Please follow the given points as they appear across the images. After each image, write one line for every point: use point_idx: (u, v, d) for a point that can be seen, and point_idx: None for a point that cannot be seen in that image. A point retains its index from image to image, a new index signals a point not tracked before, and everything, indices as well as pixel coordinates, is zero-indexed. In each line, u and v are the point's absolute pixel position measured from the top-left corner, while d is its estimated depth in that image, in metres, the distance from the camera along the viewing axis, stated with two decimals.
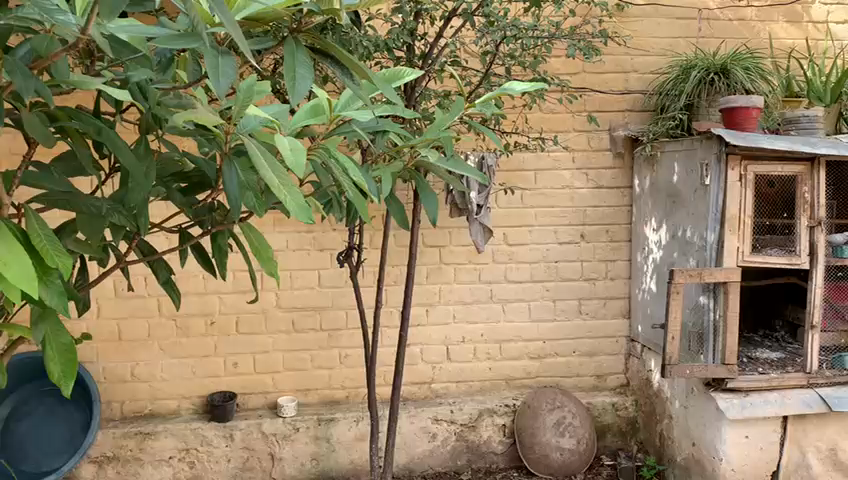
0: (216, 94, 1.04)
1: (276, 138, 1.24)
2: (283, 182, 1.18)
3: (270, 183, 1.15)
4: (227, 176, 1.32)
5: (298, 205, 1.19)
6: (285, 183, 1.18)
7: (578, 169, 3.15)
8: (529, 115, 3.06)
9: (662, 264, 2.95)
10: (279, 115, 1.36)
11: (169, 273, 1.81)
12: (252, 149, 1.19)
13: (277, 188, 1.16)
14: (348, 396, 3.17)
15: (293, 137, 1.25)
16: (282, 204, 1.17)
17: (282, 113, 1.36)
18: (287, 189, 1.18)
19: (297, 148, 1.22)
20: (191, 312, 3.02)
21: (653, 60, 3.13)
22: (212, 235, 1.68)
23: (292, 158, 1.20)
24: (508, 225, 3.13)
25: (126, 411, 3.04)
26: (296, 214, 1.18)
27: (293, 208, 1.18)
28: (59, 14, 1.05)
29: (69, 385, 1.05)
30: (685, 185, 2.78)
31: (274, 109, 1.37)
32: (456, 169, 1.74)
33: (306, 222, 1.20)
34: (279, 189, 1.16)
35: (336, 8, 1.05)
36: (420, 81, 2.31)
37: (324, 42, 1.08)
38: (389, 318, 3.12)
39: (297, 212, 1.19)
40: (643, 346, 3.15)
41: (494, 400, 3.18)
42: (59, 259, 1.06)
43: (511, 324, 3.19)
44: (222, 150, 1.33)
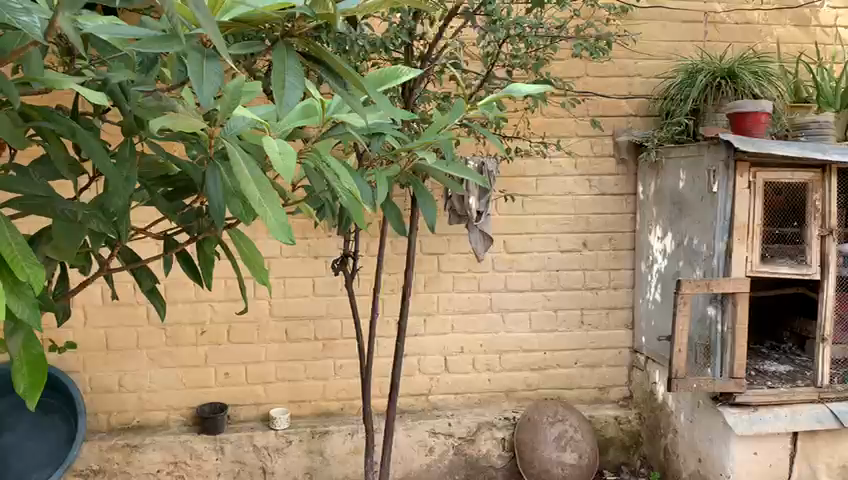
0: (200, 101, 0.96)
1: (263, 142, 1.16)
2: (264, 194, 1.09)
3: (250, 196, 1.08)
4: (210, 182, 1.25)
5: (279, 221, 1.09)
6: (266, 196, 1.09)
7: (581, 176, 3.07)
8: (531, 119, 2.98)
9: (668, 274, 2.87)
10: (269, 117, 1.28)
11: (154, 282, 1.72)
12: (236, 157, 1.12)
13: (257, 201, 1.08)
14: (343, 407, 3.07)
15: (283, 141, 1.17)
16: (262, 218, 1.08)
17: (273, 115, 1.28)
18: (269, 203, 1.09)
19: (285, 154, 1.14)
20: (181, 320, 2.93)
21: (658, 63, 3.05)
22: (199, 243, 1.59)
23: (278, 164, 1.12)
24: (509, 232, 3.04)
25: (114, 423, 2.93)
26: (276, 230, 1.08)
27: (273, 223, 1.08)
28: (21, 14, 0.89)
29: (34, 400, 0.93)
30: (691, 192, 2.70)
31: (265, 110, 1.29)
32: (454, 173, 1.65)
33: (285, 240, 1.09)
34: (259, 201, 1.08)
35: (332, 13, 0.94)
36: (418, 82, 2.22)
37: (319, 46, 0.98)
38: (386, 328, 3.02)
39: (276, 227, 1.09)
40: (647, 358, 3.07)
41: (493, 412, 3.10)
42: (29, 268, 0.94)
43: (512, 334, 3.10)
44: (207, 153, 1.25)
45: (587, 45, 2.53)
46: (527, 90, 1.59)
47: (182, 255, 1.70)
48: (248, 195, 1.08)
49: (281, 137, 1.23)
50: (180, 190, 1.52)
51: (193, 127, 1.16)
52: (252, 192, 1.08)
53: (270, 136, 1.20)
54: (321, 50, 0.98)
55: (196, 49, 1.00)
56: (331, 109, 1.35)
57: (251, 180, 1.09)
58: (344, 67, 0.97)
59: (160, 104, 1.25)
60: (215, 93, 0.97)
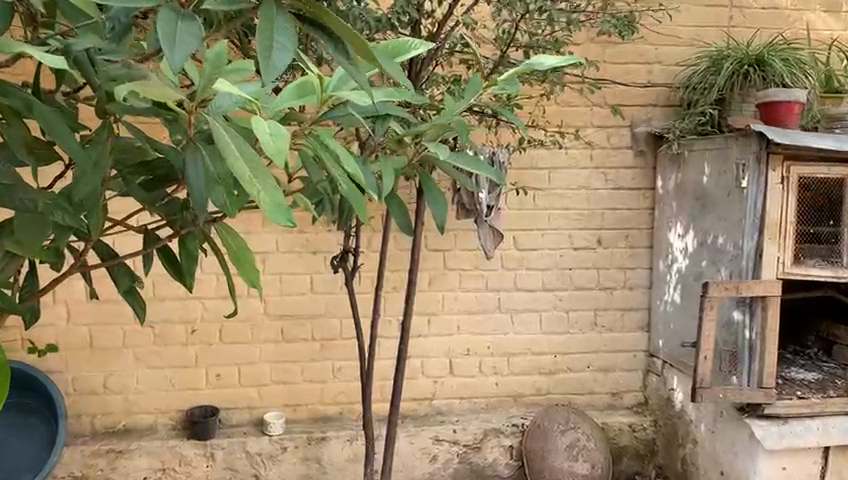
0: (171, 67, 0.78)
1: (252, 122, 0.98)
2: (257, 173, 0.92)
3: (242, 174, 0.91)
4: (191, 168, 1.07)
5: (276, 203, 0.92)
6: (260, 175, 0.92)
7: (596, 169, 2.89)
8: (546, 107, 2.80)
9: (689, 275, 2.70)
10: (259, 95, 1.11)
11: (132, 281, 1.54)
12: (221, 134, 0.95)
13: (247, 180, 0.91)
14: (341, 412, 2.90)
15: (275, 121, 1.00)
16: (255, 200, 0.92)
17: (263, 92, 1.10)
18: (264, 183, 0.92)
19: (279, 134, 0.97)
20: (170, 318, 2.76)
21: (680, 50, 2.87)
22: (183, 238, 1.41)
23: (272, 144, 0.95)
24: (519, 227, 2.86)
25: (98, 426, 2.76)
26: (271, 213, 0.92)
27: (268, 205, 0.91)
28: None
29: None
30: (715, 187, 2.53)
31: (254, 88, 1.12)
32: (469, 166, 1.48)
33: (284, 223, 0.93)
34: (251, 182, 0.91)
35: None
36: (427, 65, 2.04)
37: (321, 10, 0.80)
38: (388, 328, 2.85)
39: (272, 209, 0.92)
40: (664, 362, 2.89)
41: (500, 418, 2.93)
42: None
43: (520, 336, 2.93)
44: (187, 134, 1.07)
45: (615, 21, 2.43)
46: (550, 65, 1.41)
47: (163, 250, 1.52)
48: (239, 175, 0.91)
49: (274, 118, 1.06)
50: (159, 180, 1.32)
51: (166, 99, 0.97)
52: (244, 170, 0.91)
53: (261, 115, 1.03)
54: (323, 15, 0.80)
55: (169, 7, 0.82)
56: (330, 86, 1.17)
57: (242, 157, 0.92)
58: (346, 27, 0.80)
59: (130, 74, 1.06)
60: (189, 56, 0.79)
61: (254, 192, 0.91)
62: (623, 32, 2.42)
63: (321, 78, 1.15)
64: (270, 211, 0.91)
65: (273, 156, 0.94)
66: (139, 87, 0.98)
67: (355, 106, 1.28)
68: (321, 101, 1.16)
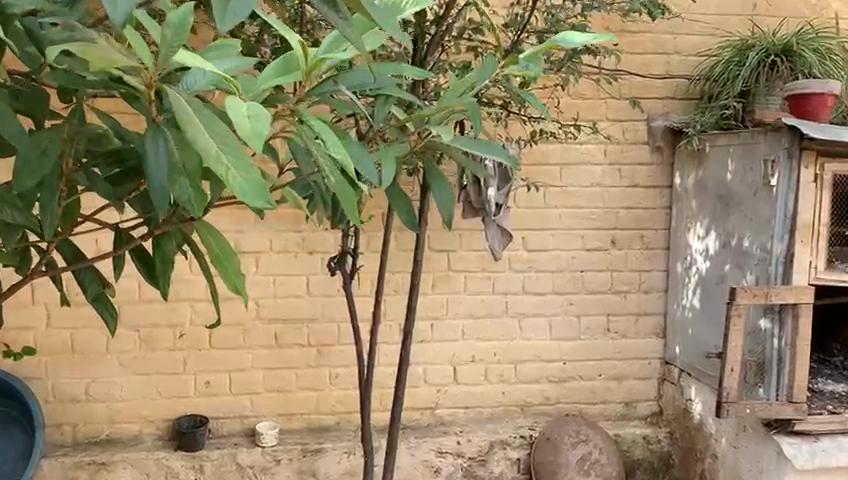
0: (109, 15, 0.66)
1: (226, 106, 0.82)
2: (225, 148, 0.79)
3: (204, 152, 0.78)
4: (152, 150, 0.88)
5: (250, 180, 0.79)
6: (230, 151, 0.79)
7: (611, 165, 2.72)
8: (559, 98, 2.62)
9: (709, 278, 2.53)
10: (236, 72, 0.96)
11: (102, 288, 1.38)
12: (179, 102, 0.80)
13: (213, 155, 0.78)
14: (338, 422, 2.73)
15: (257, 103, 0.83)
16: (224, 178, 0.78)
17: (241, 68, 0.96)
18: (235, 160, 0.79)
19: (258, 117, 0.81)
20: (157, 322, 2.59)
21: (700, 39, 2.70)
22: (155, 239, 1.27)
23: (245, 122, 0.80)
24: (528, 227, 2.69)
25: (80, 436, 2.60)
26: (243, 193, 0.78)
27: (240, 184, 0.78)
28: None
29: None
30: (741, 186, 2.36)
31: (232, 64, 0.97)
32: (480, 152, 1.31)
33: (261, 205, 0.80)
34: (216, 160, 0.78)
35: None
36: (433, 49, 1.87)
37: None
38: (388, 333, 2.68)
39: (245, 190, 0.79)
40: (681, 371, 2.73)
41: (507, 429, 2.76)
42: None
43: (529, 342, 2.76)
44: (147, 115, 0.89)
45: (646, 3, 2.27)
46: (580, 42, 1.24)
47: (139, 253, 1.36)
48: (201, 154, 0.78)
49: (254, 99, 0.93)
50: (128, 173, 1.11)
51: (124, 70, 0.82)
52: (209, 146, 0.78)
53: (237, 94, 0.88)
54: None
55: None
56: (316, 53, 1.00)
57: (205, 130, 0.79)
58: None
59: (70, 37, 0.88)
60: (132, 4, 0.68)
61: (222, 171, 0.78)
62: (654, 12, 2.27)
63: (305, 46, 0.99)
64: (242, 193, 0.78)
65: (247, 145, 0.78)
66: (82, 51, 0.82)
67: (347, 80, 1.13)
68: (309, 73, 1.00)
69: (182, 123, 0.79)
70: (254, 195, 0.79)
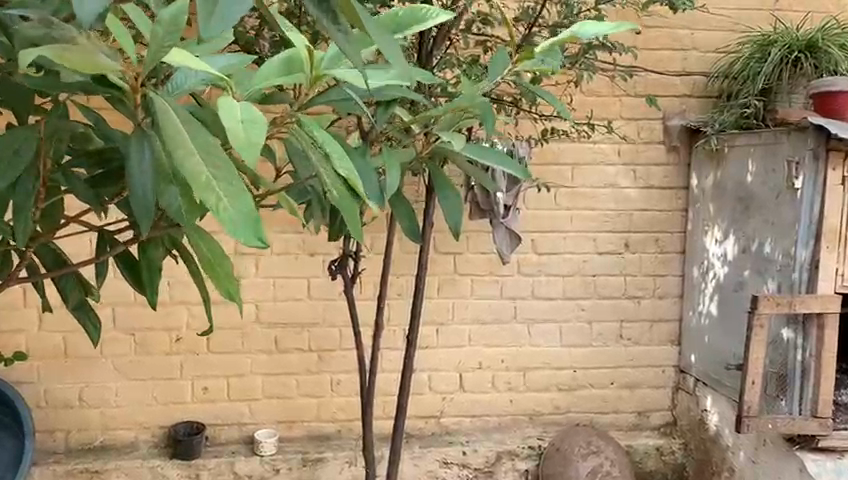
0: (78, 14, 0.59)
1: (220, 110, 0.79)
2: (217, 173, 0.69)
3: (191, 177, 0.68)
4: (135, 158, 0.80)
5: (242, 212, 0.69)
6: (222, 178, 0.69)
7: (625, 165, 2.61)
8: (571, 95, 2.52)
9: (727, 284, 2.43)
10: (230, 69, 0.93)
11: (84, 295, 1.27)
12: (171, 116, 0.70)
13: (202, 183, 0.68)
14: (340, 430, 2.64)
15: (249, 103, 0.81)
16: (213, 209, 0.68)
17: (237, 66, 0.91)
18: (228, 187, 0.69)
19: (253, 123, 0.78)
20: (153, 326, 2.50)
21: (719, 35, 2.59)
22: (141, 244, 1.18)
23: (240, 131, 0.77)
24: (538, 229, 2.59)
25: (72, 443, 2.51)
26: (232, 228, 0.68)
27: (230, 218, 0.68)
28: None
29: None
30: (762, 188, 2.26)
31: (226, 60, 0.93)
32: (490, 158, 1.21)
33: (254, 242, 0.70)
34: (205, 187, 0.68)
35: None
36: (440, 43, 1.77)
37: None
38: (392, 338, 2.58)
39: (235, 225, 0.69)
40: (697, 380, 2.62)
41: (515, 439, 2.67)
42: None
43: (538, 349, 2.66)
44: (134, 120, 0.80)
45: None
46: (599, 33, 1.13)
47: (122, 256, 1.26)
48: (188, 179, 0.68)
49: (248, 99, 0.89)
50: (111, 176, 0.99)
51: (104, 71, 0.71)
52: (198, 170, 0.68)
53: (231, 95, 0.84)
54: None
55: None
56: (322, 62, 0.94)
57: (195, 150, 0.69)
58: None
59: (47, 34, 0.75)
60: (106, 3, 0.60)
61: (211, 200, 0.68)
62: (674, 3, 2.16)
63: (311, 52, 0.92)
64: (230, 227, 0.68)
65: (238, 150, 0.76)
66: (58, 51, 0.69)
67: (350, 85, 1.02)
68: (312, 80, 0.93)
69: (170, 141, 0.69)
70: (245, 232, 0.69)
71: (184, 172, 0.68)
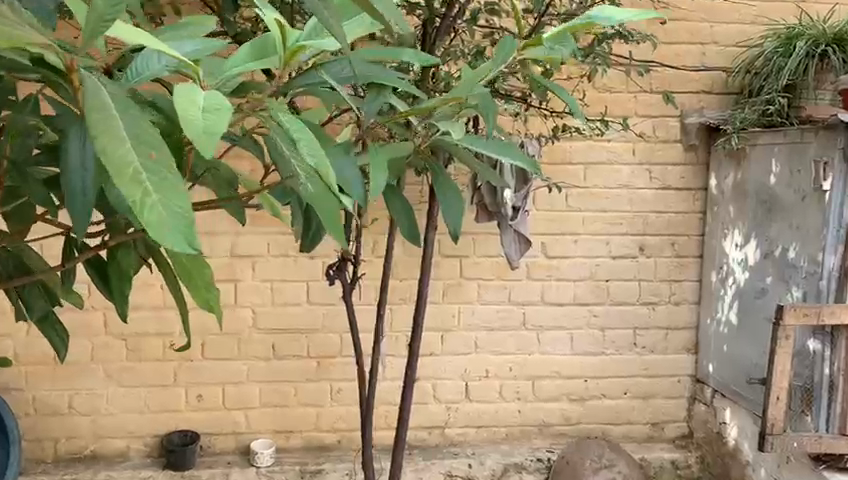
0: None
1: (175, 99, 0.67)
2: (149, 166, 0.56)
3: (114, 168, 0.55)
4: (75, 148, 0.68)
5: (173, 212, 0.55)
6: (153, 169, 0.56)
7: (640, 165, 2.49)
8: (583, 90, 2.40)
9: (749, 292, 2.30)
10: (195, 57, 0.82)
11: (49, 306, 1.09)
12: (104, 98, 0.59)
13: (126, 174, 0.55)
14: (340, 440, 2.53)
15: (213, 92, 0.69)
16: (136, 207, 0.55)
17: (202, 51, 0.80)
18: (158, 184, 0.56)
19: (216, 110, 0.67)
20: (145, 331, 2.40)
21: (740, 28, 2.46)
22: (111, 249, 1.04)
23: (199, 121, 0.66)
24: (549, 231, 2.47)
25: (62, 451, 2.42)
26: (158, 230, 0.54)
27: (155, 217, 0.54)
28: None
29: None
30: (786, 190, 2.13)
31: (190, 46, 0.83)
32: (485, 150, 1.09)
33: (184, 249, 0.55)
34: (131, 180, 0.55)
35: None
36: (444, 34, 1.65)
37: None
38: (394, 345, 2.47)
39: (162, 228, 0.55)
40: (715, 391, 2.50)
41: (523, 451, 2.55)
42: None
43: (547, 357, 2.54)
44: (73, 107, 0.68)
45: None
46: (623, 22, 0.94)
47: (92, 259, 1.11)
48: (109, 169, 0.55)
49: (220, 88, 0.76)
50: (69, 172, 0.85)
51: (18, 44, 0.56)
52: (125, 158, 0.55)
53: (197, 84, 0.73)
54: None
55: None
56: (295, 40, 0.80)
57: (126, 137, 0.57)
58: None
59: None
60: None
61: (136, 196, 0.55)
62: None
63: (281, 27, 0.78)
64: (154, 229, 0.54)
65: (194, 144, 0.64)
66: None
67: (329, 72, 0.89)
68: (286, 61, 0.80)
69: (95, 124, 0.57)
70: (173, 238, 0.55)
71: (107, 162, 0.56)
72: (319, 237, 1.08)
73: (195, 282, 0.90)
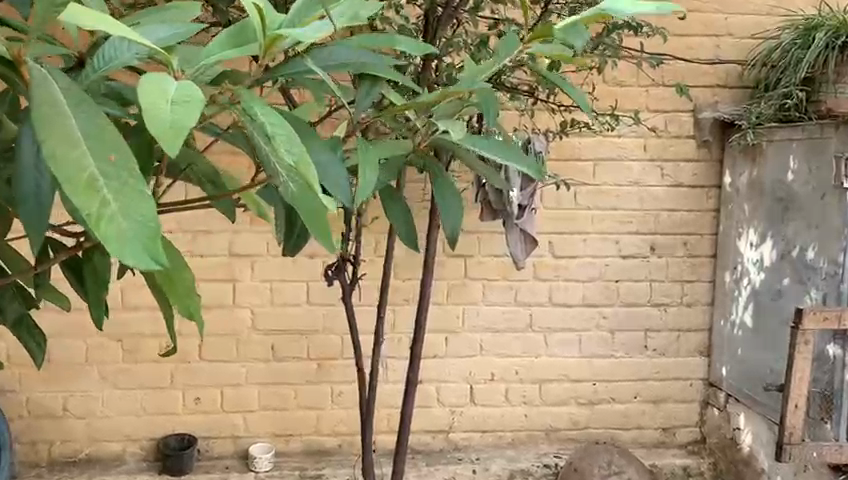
0: None
1: (141, 90, 0.61)
2: (108, 173, 0.56)
3: (65, 174, 0.55)
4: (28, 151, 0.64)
5: (134, 223, 0.56)
6: (112, 176, 0.56)
7: (651, 161, 2.40)
8: (593, 84, 2.31)
9: (764, 293, 2.21)
10: (171, 43, 0.76)
11: (23, 310, 1.02)
12: (59, 101, 0.59)
13: (84, 185, 0.55)
14: (341, 445, 2.47)
15: (186, 82, 0.63)
16: (95, 217, 0.55)
17: (175, 37, 0.76)
18: (117, 191, 0.56)
19: (184, 103, 0.60)
20: (141, 332, 2.34)
21: (755, 20, 2.36)
22: (87, 251, 0.96)
23: (168, 113, 0.59)
24: (556, 230, 2.39)
25: (57, 454, 2.36)
26: (118, 244, 0.55)
27: (114, 232, 0.55)
28: None
29: None
30: (804, 188, 2.05)
31: (165, 33, 0.76)
32: (487, 150, 1.00)
33: (144, 260, 0.55)
34: (86, 187, 0.56)
35: None
36: (445, 24, 1.58)
37: None
38: (397, 347, 2.40)
39: (122, 240, 0.55)
40: (728, 396, 2.41)
41: (529, 456, 2.47)
42: None
43: (555, 360, 2.46)
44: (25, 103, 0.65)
45: None
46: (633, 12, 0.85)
47: (68, 260, 1.00)
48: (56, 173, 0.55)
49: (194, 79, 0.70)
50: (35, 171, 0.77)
51: None
52: (81, 166, 0.56)
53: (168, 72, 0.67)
54: None
55: None
56: (278, 26, 0.71)
57: (81, 141, 0.57)
58: None
59: None
60: None
61: (92, 206, 0.55)
62: None
63: (260, 12, 0.69)
64: (111, 243, 0.54)
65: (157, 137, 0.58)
66: None
67: (314, 59, 0.81)
68: (267, 48, 0.71)
69: (49, 129, 0.57)
70: (124, 250, 0.54)
71: (62, 169, 0.56)
72: (303, 240, 0.97)
73: (176, 289, 0.85)
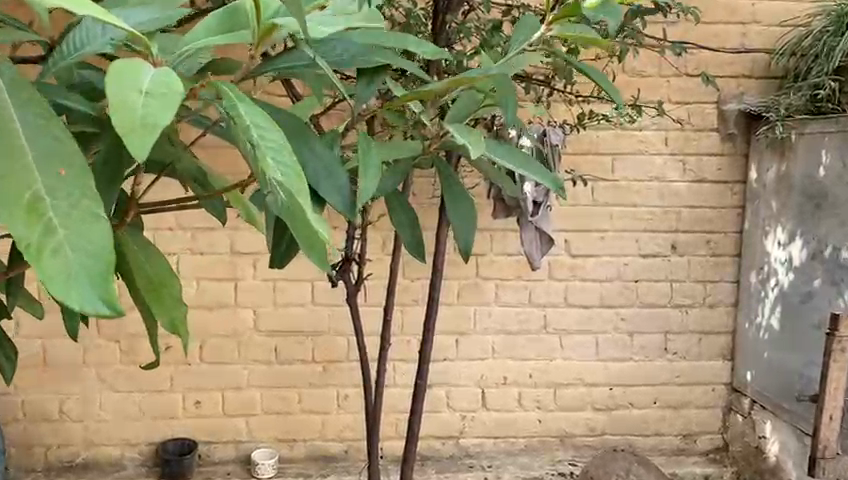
0: None
1: (111, 71, 0.53)
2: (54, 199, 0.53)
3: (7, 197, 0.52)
4: None
5: (78, 255, 0.52)
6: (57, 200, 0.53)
7: (673, 156, 2.28)
8: (611, 74, 2.19)
9: (793, 295, 2.10)
10: (151, 28, 0.69)
11: None
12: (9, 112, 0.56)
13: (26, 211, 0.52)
14: (348, 450, 2.37)
15: (164, 69, 0.55)
16: (38, 246, 0.52)
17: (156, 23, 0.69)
18: (64, 219, 0.53)
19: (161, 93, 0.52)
20: (140, 333, 2.25)
21: (784, 6, 2.24)
22: None
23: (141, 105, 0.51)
24: (572, 228, 2.28)
25: (54, 459, 2.28)
26: (57, 278, 0.51)
27: (55, 265, 0.51)
28: None
29: None
30: (838, 185, 1.92)
31: (145, 17, 0.69)
32: (501, 154, 0.91)
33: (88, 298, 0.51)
34: (31, 214, 0.53)
35: None
36: (456, 8, 1.47)
37: None
38: (404, 349, 2.30)
39: (62, 275, 0.51)
40: (753, 402, 2.30)
41: (543, 464, 2.37)
42: None
43: (571, 363, 2.36)
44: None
45: None
46: None
47: None
48: None
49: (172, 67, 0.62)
50: None
51: None
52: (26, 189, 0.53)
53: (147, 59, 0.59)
54: None
55: None
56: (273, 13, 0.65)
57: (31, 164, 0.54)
58: None
59: None
60: None
61: (34, 235, 0.52)
62: None
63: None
64: (48, 276, 0.50)
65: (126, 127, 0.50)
66: None
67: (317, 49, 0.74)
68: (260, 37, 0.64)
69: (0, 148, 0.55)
70: (66, 284, 0.51)
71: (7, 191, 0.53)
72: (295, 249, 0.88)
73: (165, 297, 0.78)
